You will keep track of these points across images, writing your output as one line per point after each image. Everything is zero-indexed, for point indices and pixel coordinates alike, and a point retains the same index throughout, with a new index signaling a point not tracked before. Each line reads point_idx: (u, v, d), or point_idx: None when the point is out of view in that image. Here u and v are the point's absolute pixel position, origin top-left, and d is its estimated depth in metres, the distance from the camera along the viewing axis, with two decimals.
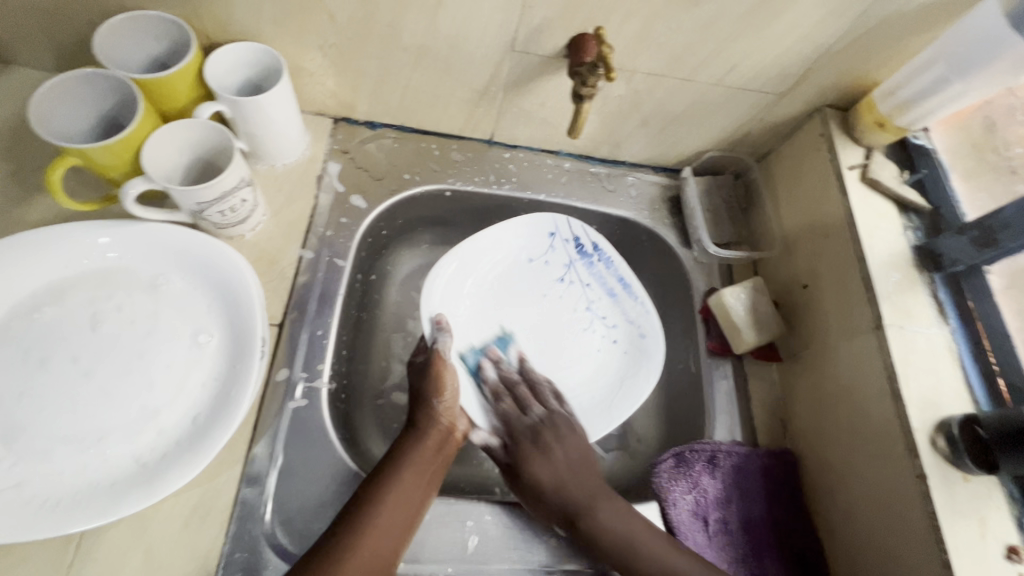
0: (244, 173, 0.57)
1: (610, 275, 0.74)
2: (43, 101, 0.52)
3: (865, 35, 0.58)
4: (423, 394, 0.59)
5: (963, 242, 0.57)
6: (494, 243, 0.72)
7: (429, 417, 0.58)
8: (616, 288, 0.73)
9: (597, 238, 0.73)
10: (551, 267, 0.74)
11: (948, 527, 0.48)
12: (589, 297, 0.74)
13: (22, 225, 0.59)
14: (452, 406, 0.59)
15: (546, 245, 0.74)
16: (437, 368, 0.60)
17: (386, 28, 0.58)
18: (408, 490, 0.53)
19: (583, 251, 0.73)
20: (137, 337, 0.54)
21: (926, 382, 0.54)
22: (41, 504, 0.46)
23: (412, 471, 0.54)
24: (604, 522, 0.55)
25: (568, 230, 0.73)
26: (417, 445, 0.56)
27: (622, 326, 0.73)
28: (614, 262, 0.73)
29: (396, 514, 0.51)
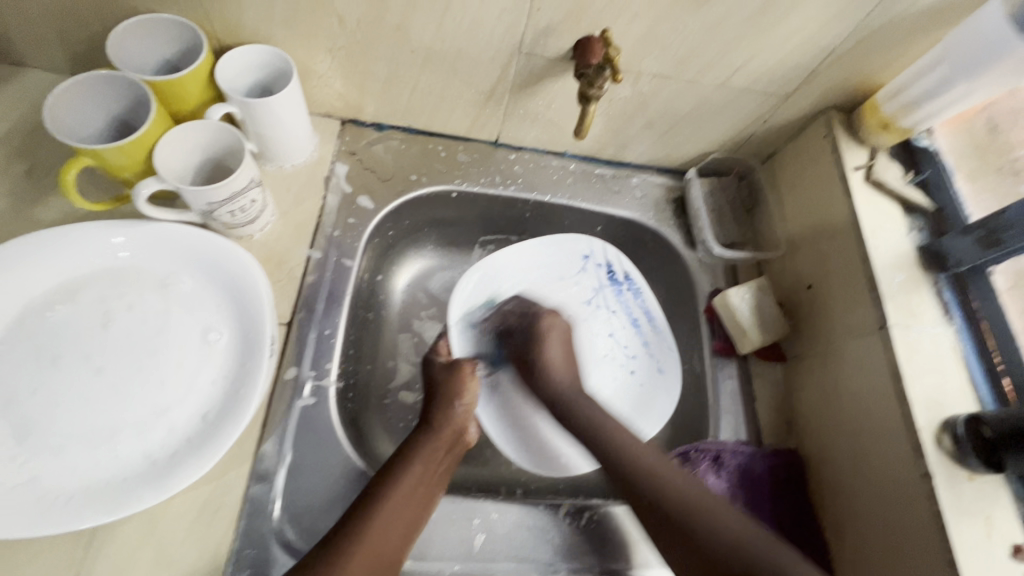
0: (253, 174, 0.57)
1: (637, 305, 0.74)
2: (58, 103, 0.53)
3: (869, 38, 0.58)
4: (443, 394, 0.60)
5: (967, 242, 0.58)
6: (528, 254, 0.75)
7: (446, 418, 0.59)
8: (639, 319, 0.74)
9: (630, 268, 0.75)
10: (579, 289, 0.75)
11: (953, 525, 0.48)
12: (613, 324, 0.74)
13: (35, 224, 0.59)
14: (470, 409, 0.61)
15: (576, 264, 0.75)
16: (463, 373, 0.62)
17: (394, 30, 0.59)
18: (419, 486, 0.53)
19: (615, 279, 0.75)
20: (148, 335, 0.54)
21: (931, 382, 0.54)
22: (54, 500, 0.47)
23: (424, 467, 0.55)
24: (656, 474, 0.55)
25: (599, 254, 0.75)
26: (428, 442, 0.57)
27: (640, 358, 0.72)
28: (644, 294, 0.74)
29: (406, 508, 0.51)
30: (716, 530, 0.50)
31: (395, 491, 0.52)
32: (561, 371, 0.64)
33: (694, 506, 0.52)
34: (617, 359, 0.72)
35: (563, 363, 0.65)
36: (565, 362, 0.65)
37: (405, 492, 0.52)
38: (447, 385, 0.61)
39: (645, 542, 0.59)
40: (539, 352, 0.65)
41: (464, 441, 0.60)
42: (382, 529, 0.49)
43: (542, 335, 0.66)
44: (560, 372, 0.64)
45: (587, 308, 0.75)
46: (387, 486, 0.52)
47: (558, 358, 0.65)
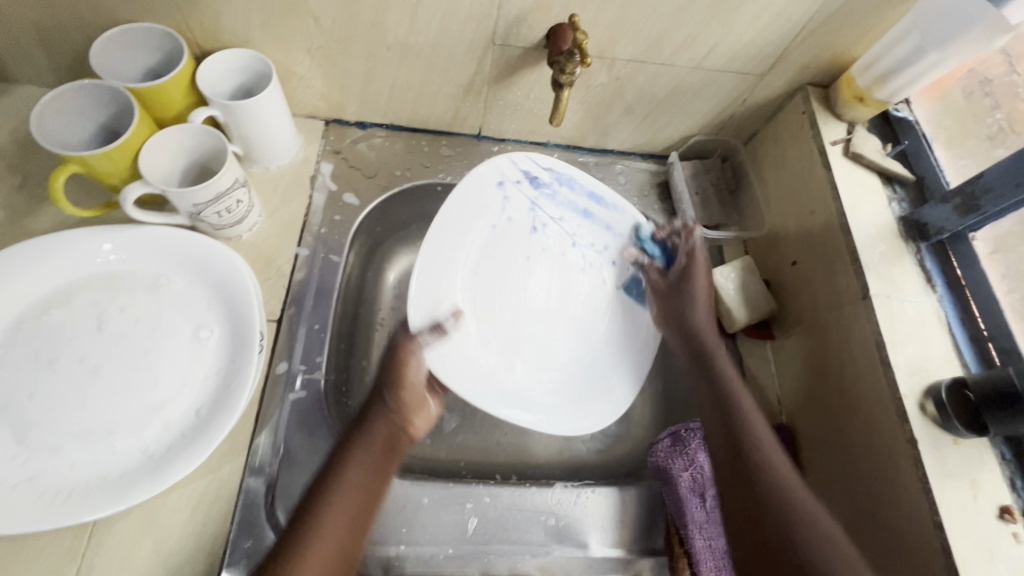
0: (238, 174, 0.59)
1: (577, 194, 0.72)
2: (43, 113, 0.55)
3: (839, 11, 0.58)
4: (380, 388, 0.56)
5: (946, 210, 0.58)
6: (474, 208, 0.68)
7: (378, 415, 0.54)
8: (588, 206, 0.73)
9: (547, 163, 0.71)
10: (518, 221, 0.71)
11: (938, 488, 0.48)
12: (569, 231, 0.73)
13: (28, 234, 0.61)
14: (405, 399, 0.56)
15: (499, 199, 0.69)
16: (403, 360, 0.58)
17: (368, 27, 0.60)
18: (357, 488, 0.50)
19: (540, 184, 0.71)
20: (141, 334, 0.56)
21: (914, 349, 0.54)
22: (54, 496, 0.48)
23: (361, 471, 0.51)
24: (757, 426, 0.56)
25: (512, 169, 0.70)
26: (364, 445, 0.52)
27: (616, 244, 0.73)
28: (577, 183, 0.72)
29: (342, 514, 0.48)
30: (788, 494, 0.51)
31: (332, 501, 0.48)
32: (699, 321, 0.64)
33: (772, 458, 0.54)
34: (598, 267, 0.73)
35: (709, 323, 0.64)
36: (708, 323, 0.64)
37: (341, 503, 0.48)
38: (387, 376, 0.57)
39: (633, 521, 0.60)
40: (694, 298, 0.64)
41: (409, 432, 0.55)
42: (321, 545, 0.46)
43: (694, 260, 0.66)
44: (702, 316, 0.64)
45: (537, 237, 0.72)
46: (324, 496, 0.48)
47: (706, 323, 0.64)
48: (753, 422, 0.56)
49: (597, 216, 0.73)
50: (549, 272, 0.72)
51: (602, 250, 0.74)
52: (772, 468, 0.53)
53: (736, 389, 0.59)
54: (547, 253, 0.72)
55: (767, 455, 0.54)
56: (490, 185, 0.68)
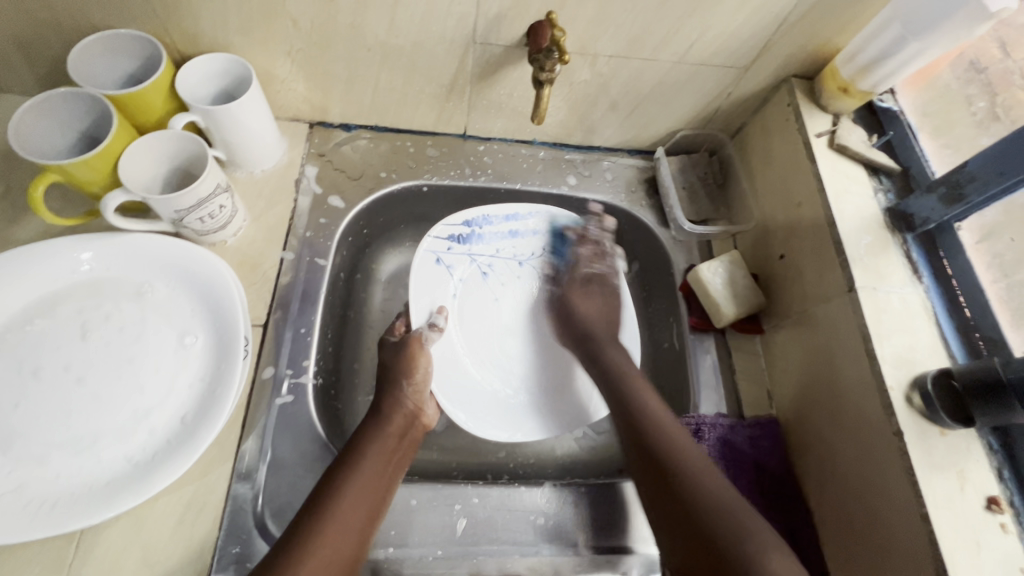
0: (220, 179, 0.58)
1: (497, 226, 0.75)
2: (22, 122, 0.54)
3: (821, 2, 0.58)
4: (392, 374, 0.61)
5: (931, 201, 0.57)
6: (434, 275, 0.71)
7: (396, 402, 0.59)
8: (512, 229, 0.75)
9: (461, 216, 0.72)
10: (472, 279, 0.74)
11: (925, 480, 0.48)
12: (506, 257, 0.76)
13: (11, 243, 0.61)
14: (420, 389, 0.61)
15: (445, 275, 0.72)
16: (412, 351, 0.63)
17: (347, 29, 0.59)
18: (376, 473, 0.54)
19: (465, 236, 0.74)
20: (126, 342, 0.56)
21: (901, 341, 0.54)
22: (39, 506, 0.48)
23: (379, 451, 0.55)
24: (665, 429, 0.56)
25: (440, 241, 0.72)
26: (380, 431, 0.57)
27: (549, 235, 0.76)
28: (491, 216, 0.74)
29: (365, 500, 0.52)
30: (699, 489, 0.50)
31: (354, 477, 0.53)
32: (598, 318, 0.70)
33: (674, 448, 0.54)
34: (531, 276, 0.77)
35: (596, 314, 0.70)
36: (598, 313, 0.70)
37: (365, 478, 0.53)
38: (395, 365, 0.61)
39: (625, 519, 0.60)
40: (577, 300, 0.71)
41: (421, 422, 0.61)
42: (347, 512, 0.50)
43: (599, 282, 0.73)
44: (590, 315, 0.70)
45: (491, 277, 0.75)
46: (345, 476, 0.52)
47: (590, 307, 0.71)
48: (654, 412, 0.58)
49: (521, 229, 0.76)
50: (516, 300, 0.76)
51: (535, 253, 0.77)
52: (684, 454, 0.54)
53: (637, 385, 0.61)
54: (489, 280, 0.75)
55: (671, 437, 0.55)
56: (438, 257, 0.72)
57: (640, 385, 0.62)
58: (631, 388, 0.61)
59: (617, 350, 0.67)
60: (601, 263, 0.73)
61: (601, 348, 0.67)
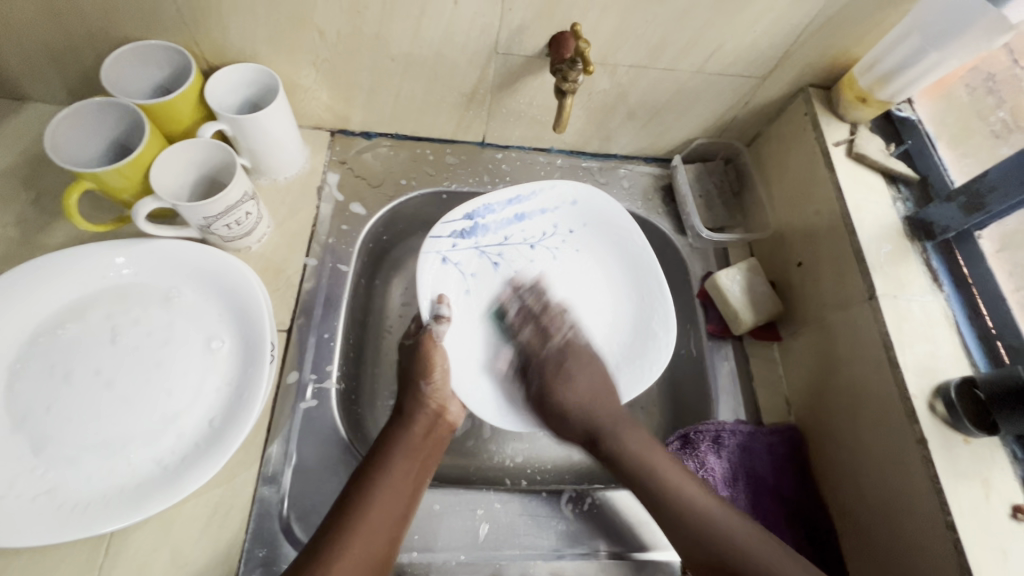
0: (246, 187, 0.59)
1: (503, 213, 0.72)
2: (57, 131, 0.56)
3: (840, 13, 0.58)
4: (412, 375, 0.62)
5: (951, 209, 0.58)
6: (437, 276, 0.68)
7: (418, 401, 0.60)
8: (518, 212, 0.72)
9: (461, 211, 0.68)
10: (481, 273, 0.72)
11: (950, 489, 0.48)
12: (519, 241, 0.74)
13: (42, 249, 0.62)
14: (440, 388, 0.62)
15: (454, 273, 0.70)
16: (427, 348, 0.62)
17: (372, 39, 0.60)
18: (406, 472, 0.55)
19: (470, 231, 0.70)
20: (154, 346, 0.57)
21: (922, 349, 0.54)
22: (71, 509, 0.49)
23: (407, 451, 0.56)
24: (626, 445, 0.61)
25: (443, 240, 0.69)
26: (406, 430, 0.58)
27: (560, 208, 0.74)
28: (493, 205, 0.70)
29: (396, 497, 0.53)
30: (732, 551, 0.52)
31: (383, 475, 0.53)
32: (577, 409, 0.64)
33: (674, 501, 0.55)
34: (546, 253, 0.75)
35: (588, 396, 0.65)
36: (592, 401, 0.64)
37: (395, 476, 0.54)
38: (413, 367, 0.62)
39: (649, 527, 0.60)
40: (563, 391, 0.65)
41: (446, 420, 0.62)
42: (379, 509, 0.51)
43: (573, 357, 0.67)
44: (571, 395, 0.65)
45: (504, 265, 0.73)
46: (374, 475, 0.53)
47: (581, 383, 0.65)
48: (671, 475, 0.57)
49: (526, 211, 0.73)
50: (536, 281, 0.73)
51: (549, 231, 0.75)
52: (687, 504, 0.55)
53: (641, 450, 0.60)
54: (501, 267, 0.73)
55: (686, 500, 0.55)
56: (440, 260, 0.69)
57: (650, 454, 0.59)
58: (604, 413, 0.64)
59: (636, 437, 0.61)
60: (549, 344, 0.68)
61: (612, 436, 0.62)
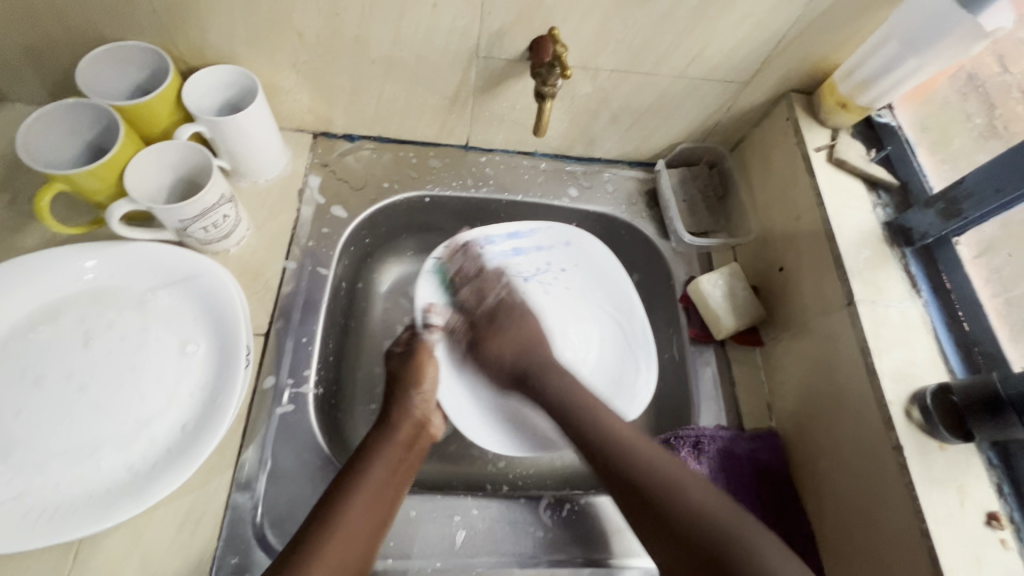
0: (224, 189, 0.59)
1: (506, 245, 0.75)
2: (29, 132, 0.55)
3: (819, 19, 0.58)
4: (403, 382, 0.62)
5: (929, 215, 0.58)
6: (438, 297, 0.71)
7: (404, 409, 0.60)
8: (516, 245, 0.75)
9: (466, 238, 0.72)
10: None
11: (925, 495, 0.48)
12: (517, 274, 0.76)
13: (16, 251, 0.61)
14: (427, 398, 0.62)
15: (453, 294, 0.72)
16: (420, 359, 0.63)
17: (352, 42, 0.60)
18: (382, 484, 0.53)
19: (471, 258, 0.73)
20: (128, 350, 0.56)
21: (900, 355, 0.54)
22: (38, 516, 0.48)
23: (387, 460, 0.55)
24: (606, 420, 0.58)
25: (445, 263, 0.71)
26: (389, 440, 0.57)
27: (554, 248, 0.76)
28: (494, 236, 0.74)
29: (372, 509, 0.52)
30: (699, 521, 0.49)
31: (362, 483, 0.52)
32: (508, 359, 0.66)
33: (654, 475, 0.53)
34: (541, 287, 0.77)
35: (523, 343, 0.67)
36: (520, 350, 0.66)
37: (371, 487, 0.53)
38: (403, 374, 0.62)
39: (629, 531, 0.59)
40: (489, 342, 0.67)
41: (428, 432, 0.61)
42: (356, 517, 0.50)
43: (502, 313, 0.68)
44: (499, 350, 0.67)
45: None
46: (350, 486, 0.52)
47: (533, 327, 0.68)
48: (643, 450, 0.55)
49: (524, 246, 0.75)
50: (525, 312, 0.76)
51: (543, 267, 0.77)
52: (655, 470, 0.53)
53: (625, 432, 0.57)
54: None
55: (670, 482, 0.52)
56: (443, 286, 0.71)
57: (636, 440, 0.56)
58: (557, 394, 0.62)
59: (579, 389, 0.62)
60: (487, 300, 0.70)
61: (544, 375, 0.64)
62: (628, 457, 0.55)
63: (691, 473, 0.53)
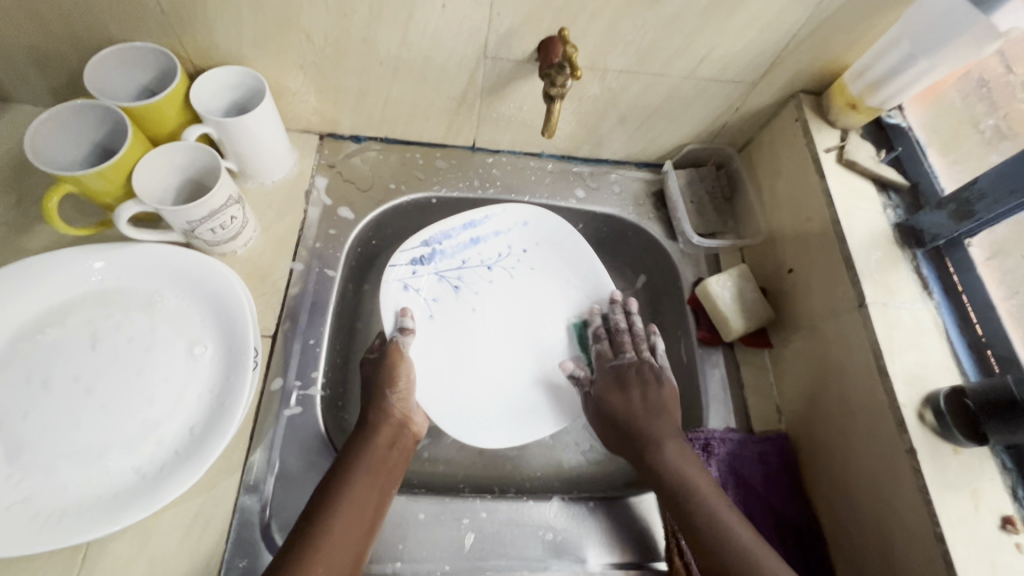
0: (231, 191, 0.59)
1: (458, 238, 0.73)
2: (37, 133, 0.55)
3: (830, 19, 0.58)
4: (379, 383, 0.60)
5: (942, 217, 0.57)
6: (399, 301, 0.69)
7: (382, 411, 0.58)
8: (472, 236, 0.74)
9: (420, 236, 0.71)
10: (443, 297, 0.72)
11: (939, 499, 0.48)
12: (478, 266, 0.75)
13: (23, 252, 0.61)
14: (405, 397, 0.61)
15: (416, 298, 0.70)
16: (393, 359, 0.62)
17: (360, 42, 0.60)
18: (368, 489, 0.53)
19: (430, 257, 0.72)
20: (135, 352, 0.56)
21: (912, 358, 0.54)
22: (46, 518, 0.48)
23: (370, 466, 0.54)
24: (667, 457, 0.57)
25: (403, 268, 0.70)
26: (369, 442, 0.56)
27: (513, 230, 0.75)
28: (450, 231, 0.73)
29: (359, 514, 0.51)
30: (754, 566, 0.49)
31: (345, 492, 0.52)
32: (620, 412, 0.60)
33: (718, 524, 0.52)
34: (505, 272, 0.75)
35: (637, 411, 0.60)
36: (643, 413, 0.60)
37: (358, 493, 0.52)
38: (377, 376, 0.61)
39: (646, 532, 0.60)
40: (610, 396, 0.62)
41: (411, 430, 0.60)
42: (342, 526, 0.50)
43: (643, 380, 0.62)
44: (619, 399, 0.61)
45: (464, 288, 0.74)
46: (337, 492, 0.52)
47: (638, 399, 0.61)
48: (722, 513, 0.53)
49: (482, 233, 0.74)
50: (494, 301, 0.74)
51: (505, 251, 0.76)
52: (731, 536, 0.51)
53: (693, 474, 0.56)
54: (460, 292, 0.73)
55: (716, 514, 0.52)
56: (403, 289, 0.69)
57: (709, 491, 0.54)
58: (648, 424, 0.59)
59: (677, 447, 0.58)
60: (623, 354, 0.65)
61: (656, 448, 0.57)
62: (683, 489, 0.55)
63: (712, 490, 0.54)
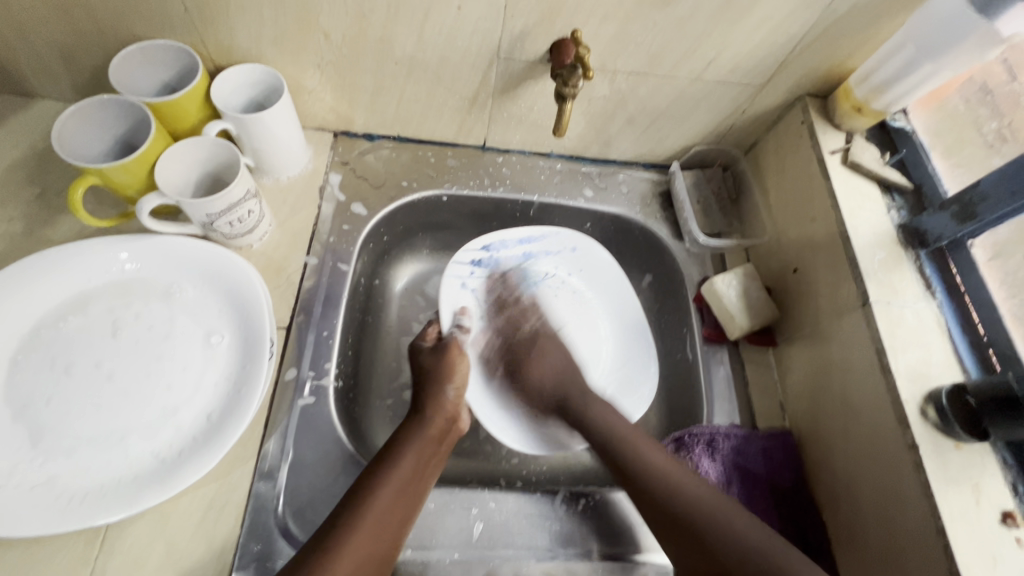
0: (249, 185, 0.60)
1: (518, 249, 0.75)
2: (64, 127, 0.57)
3: (834, 25, 0.60)
4: (436, 375, 0.63)
5: (944, 218, 0.59)
6: (456, 306, 0.71)
7: (438, 403, 0.61)
8: (528, 250, 0.76)
9: (483, 241, 0.73)
10: (495, 305, 0.74)
11: (941, 493, 0.49)
12: (530, 282, 0.76)
13: (46, 243, 0.63)
14: (461, 393, 0.63)
15: (471, 299, 0.72)
16: (452, 354, 0.64)
17: (377, 42, 0.61)
18: (409, 477, 0.54)
19: (486, 264, 0.74)
20: (154, 341, 0.57)
21: (915, 355, 0.55)
22: (67, 500, 0.49)
23: (418, 454, 0.56)
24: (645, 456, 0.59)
25: (463, 267, 0.72)
26: (421, 433, 0.58)
27: (564, 253, 0.77)
28: (507, 241, 0.74)
29: (399, 501, 0.53)
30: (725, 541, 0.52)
31: (391, 476, 0.53)
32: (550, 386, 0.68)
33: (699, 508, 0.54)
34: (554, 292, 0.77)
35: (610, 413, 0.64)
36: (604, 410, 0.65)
37: (400, 480, 0.54)
38: (438, 370, 0.63)
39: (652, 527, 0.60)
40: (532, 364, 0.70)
41: (459, 427, 0.62)
42: (387, 509, 0.51)
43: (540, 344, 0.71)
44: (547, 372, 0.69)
45: (516, 299, 0.75)
46: (381, 477, 0.53)
47: (603, 407, 0.65)
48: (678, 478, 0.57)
49: (536, 251, 0.76)
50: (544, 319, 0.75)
51: (552, 273, 0.77)
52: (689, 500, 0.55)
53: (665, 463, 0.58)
54: (513, 304, 0.75)
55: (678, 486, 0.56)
56: (459, 292, 0.72)
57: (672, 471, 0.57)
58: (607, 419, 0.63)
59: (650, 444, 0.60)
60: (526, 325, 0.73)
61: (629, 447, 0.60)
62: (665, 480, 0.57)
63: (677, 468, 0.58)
